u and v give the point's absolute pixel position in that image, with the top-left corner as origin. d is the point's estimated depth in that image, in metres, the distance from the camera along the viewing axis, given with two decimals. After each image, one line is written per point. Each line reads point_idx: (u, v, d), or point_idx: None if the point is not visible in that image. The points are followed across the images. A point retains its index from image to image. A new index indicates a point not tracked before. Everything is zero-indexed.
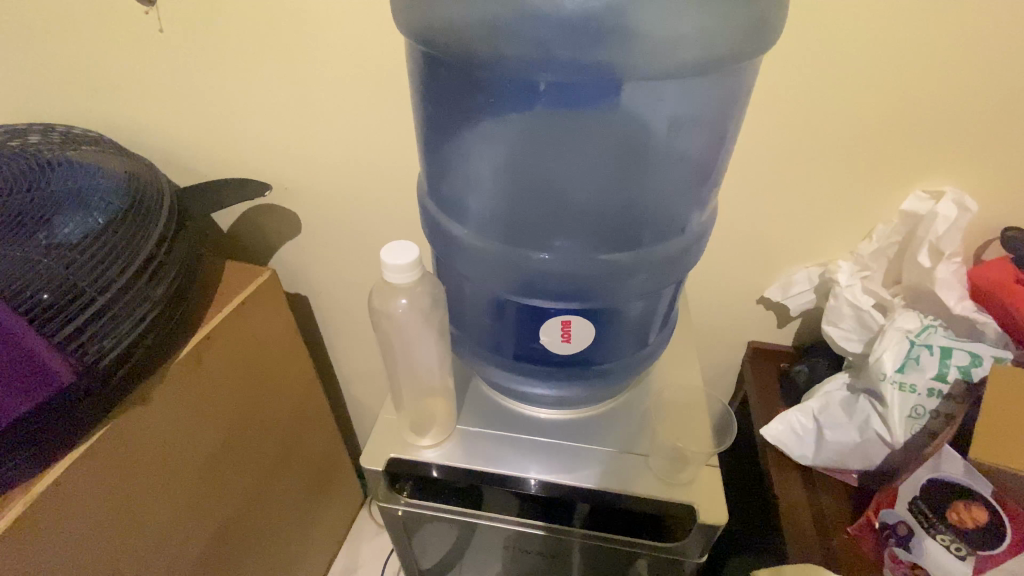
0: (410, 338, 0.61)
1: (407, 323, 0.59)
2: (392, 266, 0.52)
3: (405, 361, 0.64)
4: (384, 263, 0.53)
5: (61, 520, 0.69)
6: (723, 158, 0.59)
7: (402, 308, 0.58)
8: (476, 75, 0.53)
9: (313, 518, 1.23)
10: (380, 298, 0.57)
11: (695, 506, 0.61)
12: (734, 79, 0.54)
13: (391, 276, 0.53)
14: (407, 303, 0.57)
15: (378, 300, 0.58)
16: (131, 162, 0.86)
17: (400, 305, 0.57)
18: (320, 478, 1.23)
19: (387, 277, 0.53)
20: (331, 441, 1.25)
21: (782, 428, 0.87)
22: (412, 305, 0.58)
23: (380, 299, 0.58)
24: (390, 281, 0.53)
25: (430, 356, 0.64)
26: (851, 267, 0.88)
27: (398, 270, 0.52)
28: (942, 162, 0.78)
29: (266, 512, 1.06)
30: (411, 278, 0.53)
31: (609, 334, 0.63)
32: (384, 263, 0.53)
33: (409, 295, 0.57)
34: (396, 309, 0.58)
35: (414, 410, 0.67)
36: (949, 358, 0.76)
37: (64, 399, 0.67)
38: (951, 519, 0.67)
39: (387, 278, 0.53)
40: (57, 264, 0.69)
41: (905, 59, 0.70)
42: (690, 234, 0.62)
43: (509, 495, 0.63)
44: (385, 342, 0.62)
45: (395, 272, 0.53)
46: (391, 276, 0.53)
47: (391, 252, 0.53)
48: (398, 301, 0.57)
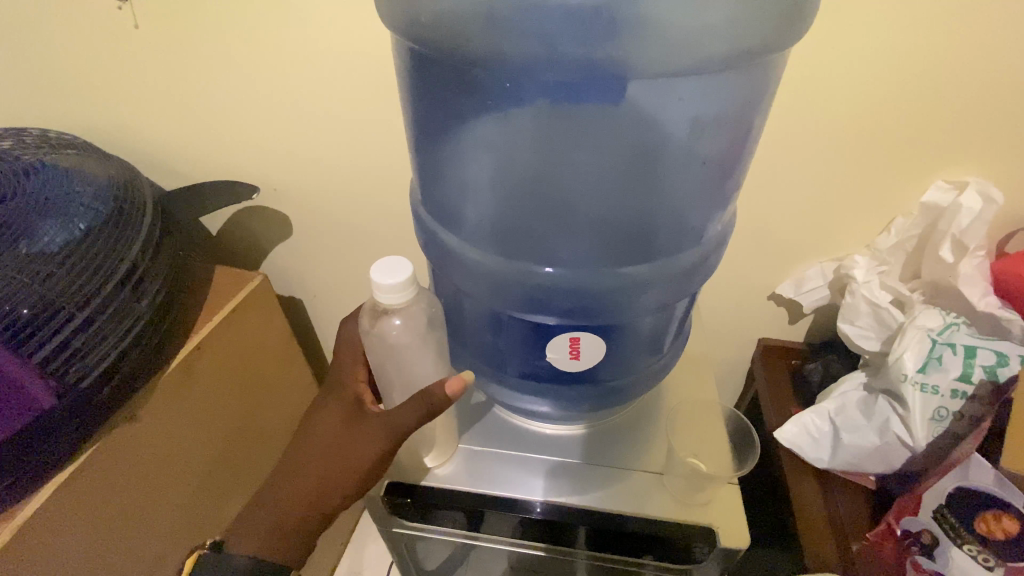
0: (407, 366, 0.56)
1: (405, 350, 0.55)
2: (385, 286, 0.49)
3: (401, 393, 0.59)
4: (374, 283, 0.49)
5: (55, 543, 0.65)
6: (746, 159, 0.54)
7: (397, 333, 0.53)
8: (471, 74, 0.49)
9: None
10: (371, 316, 0.54)
11: (715, 530, 0.57)
12: (762, 72, 0.49)
13: (383, 297, 0.49)
14: (401, 325, 0.53)
15: (370, 325, 0.54)
16: (111, 165, 0.81)
17: (393, 326, 0.53)
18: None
19: (379, 297, 0.50)
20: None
21: (797, 431, 0.83)
22: (407, 324, 0.53)
23: (414, 410, 0.51)
24: (382, 301, 0.50)
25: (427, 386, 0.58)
26: (867, 262, 0.84)
27: (391, 290, 0.49)
28: (966, 152, 0.74)
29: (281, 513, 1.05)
30: (405, 296, 0.49)
31: (619, 350, 0.60)
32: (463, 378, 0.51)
33: (406, 319, 0.53)
34: (393, 335, 0.53)
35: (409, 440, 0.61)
36: (973, 357, 0.72)
37: (49, 423, 0.64)
38: (979, 530, 0.65)
39: (378, 298, 0.50)
40: (32, 278, 0.65)
41: (925, 43, 0.66)
42: (708, 242, 0.57)
43: (513, 518, 0.59)
44: (380, 371, 0.57)
45: (388, 294, 0.49)
46: (382, 296, 0.49)
47: (382, 269, 0.50)
48: (391, 322, 0.53)
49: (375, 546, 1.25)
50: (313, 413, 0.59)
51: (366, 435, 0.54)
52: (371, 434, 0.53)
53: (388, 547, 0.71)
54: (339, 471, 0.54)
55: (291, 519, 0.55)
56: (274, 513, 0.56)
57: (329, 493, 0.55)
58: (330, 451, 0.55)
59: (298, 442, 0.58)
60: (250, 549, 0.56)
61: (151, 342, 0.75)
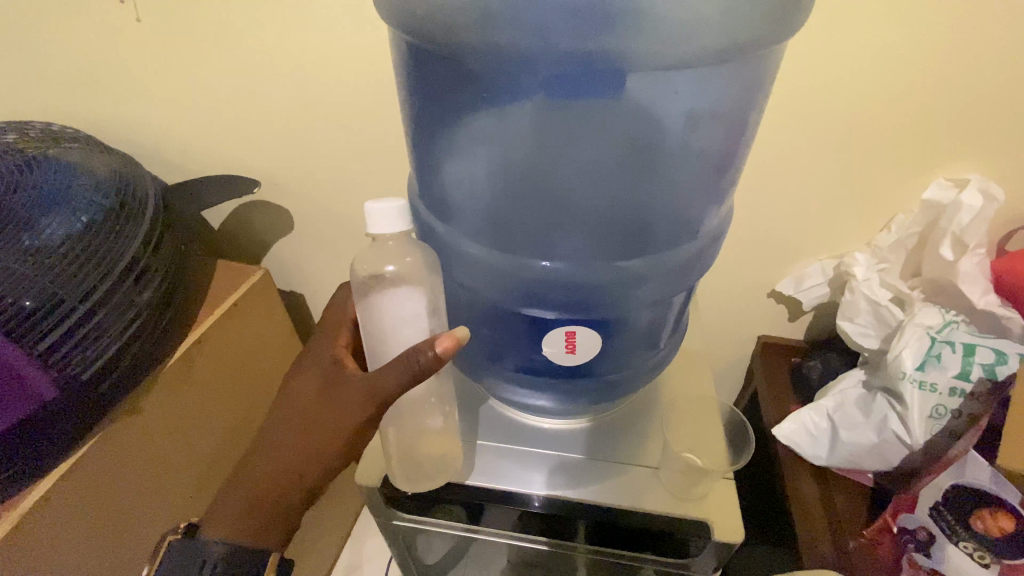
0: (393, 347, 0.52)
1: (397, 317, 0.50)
2: (381, 208, 0.48)
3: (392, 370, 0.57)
4: (371, 208, 0.48)
5: (58, 532, 0.66)
6: (742, 154, 0.54)
7: (389, 286, 0.51)
8: (468, 66, 0.49)
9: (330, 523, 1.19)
10: (367, 267, 0.52)
11: (708, 523, 0.58)
12: (757, 66, 0.49)
13: (380, 222, 0.48)
14: (393, 280, 0.51)
15: (363, 282, 0.52)
16: (112, 158, 0.81)
17: (387, 272, 0.51)
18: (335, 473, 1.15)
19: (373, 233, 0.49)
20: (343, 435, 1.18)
21: (794, 428, 0.83)
22: (399, 277, 0.51)
23: (392, 376, 0.48)
24: (378, 227, 0.48)
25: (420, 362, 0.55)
26: (868, 260, 0.84)
27: (388, 211, 0.48)
28: (967, 149, 0.74)
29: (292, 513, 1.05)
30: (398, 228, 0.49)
31: (616, 344, 0.60)
32: (453, 334, 0.47)
33: (401, 273, 0.51)
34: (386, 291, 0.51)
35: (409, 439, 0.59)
36: (973, 355, 0.71)
37: (51, 414, 0.64)
38: (975, 528, 0.65)
39: (374, 225, 0.48)
40: (35, 269, 0.66)
41: (925, 40, 0.66)
42: (706, 237, 0.58)
43: (510, 512, 0.60)
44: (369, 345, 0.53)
45: (382, 226, 0.48)
46: (374, 227, 0.48)
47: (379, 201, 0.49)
48: (386, 268, 0.52)
49: (375, 540, 1.26)
50: (292, 388, 0.59)
51: (335, 420, 0.53)
52: (346, 408, 0.52)
53: (387, 540, 0.72)
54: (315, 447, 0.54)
55: (267, 501, 0.57)
56: (251, 494, 0.57)
57: (301, 476, 0.55)
58: (301, 435, 0.55)
59: (278, 418, 0.58)
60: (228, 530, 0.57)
61: (152, 335, 0.76)
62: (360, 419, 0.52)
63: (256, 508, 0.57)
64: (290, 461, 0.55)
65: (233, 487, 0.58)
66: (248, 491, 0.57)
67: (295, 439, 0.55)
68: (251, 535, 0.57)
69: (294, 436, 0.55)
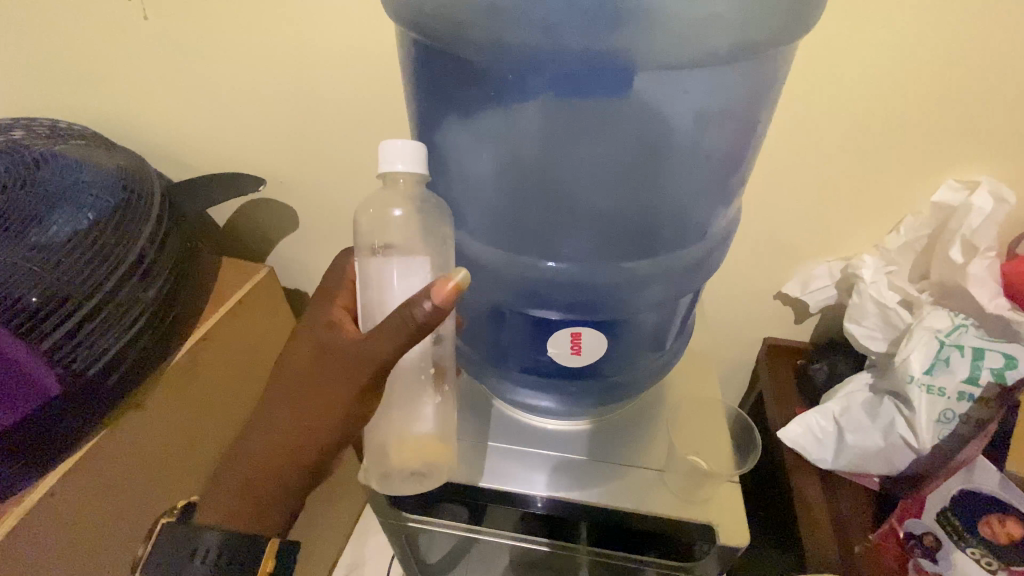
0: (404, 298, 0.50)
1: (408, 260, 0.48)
2: (394, 146, 0.46)
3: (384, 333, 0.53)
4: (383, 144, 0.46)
5: (62, 528, 0.66)
6: (750, 155, 0.54)
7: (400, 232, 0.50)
8: (476, 65, 0.48)
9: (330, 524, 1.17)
10: (369, 214, 0.50)
11: (714, 526, 0.57)
12: (767, 67, 0.49)
13: (390, 159, 0.46)
14: (400, 225, 0.50)
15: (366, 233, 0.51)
16: (119, 155, 0.81)
17: (394, 217, 0.50)
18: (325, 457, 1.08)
19: (382, 173, 0.47)
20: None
21: (799, 431, 0.83)
22: (405, 220, 0.50)
23: (391, 338, 0.46)
24: (388, 163, 0.46)
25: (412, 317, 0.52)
26: (876, 262, 0.83)
27: (400, 149, 0.46)
28: (979, 151, 0.73)
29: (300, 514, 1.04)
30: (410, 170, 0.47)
31: (621, 345, 0.60)
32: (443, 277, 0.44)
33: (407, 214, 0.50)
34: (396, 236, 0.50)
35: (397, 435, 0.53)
36: (982, 359, 0.71)
37: (56, 410, 0.64)
38: (982, 533, 0.67)
39: (384, 162, 0.46)
40: (43, 266, 0.66)
41: (937, 40, 0.65)
42: (713, 237, 0.58)
43: (513, 512, 0.60)
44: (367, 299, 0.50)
45: (392, 165, 0.46)
46: (385, 164, 0.46)
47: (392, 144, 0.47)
48: (392, 212, 0.50)
49: (377, 538, 1.26)
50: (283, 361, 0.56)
51: (325, 398, 0.52)
52: (336, 386, 0.51)
53: (389, 539, 0.71)
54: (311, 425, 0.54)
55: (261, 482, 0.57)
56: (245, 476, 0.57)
57: (295, 458, 0.55)
58: (291, 415, 0.54)
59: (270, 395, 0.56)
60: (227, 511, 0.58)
61: (159, 332, 0.76)
62: (349, 396, 0.50)
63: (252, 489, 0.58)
64: (281, 442, 0.55)
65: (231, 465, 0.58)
66: (243, 473, 0.57)
67: (288, 417, 0.54)
68: (249, 516, 0.58)
69: (287, 416, 0.54)
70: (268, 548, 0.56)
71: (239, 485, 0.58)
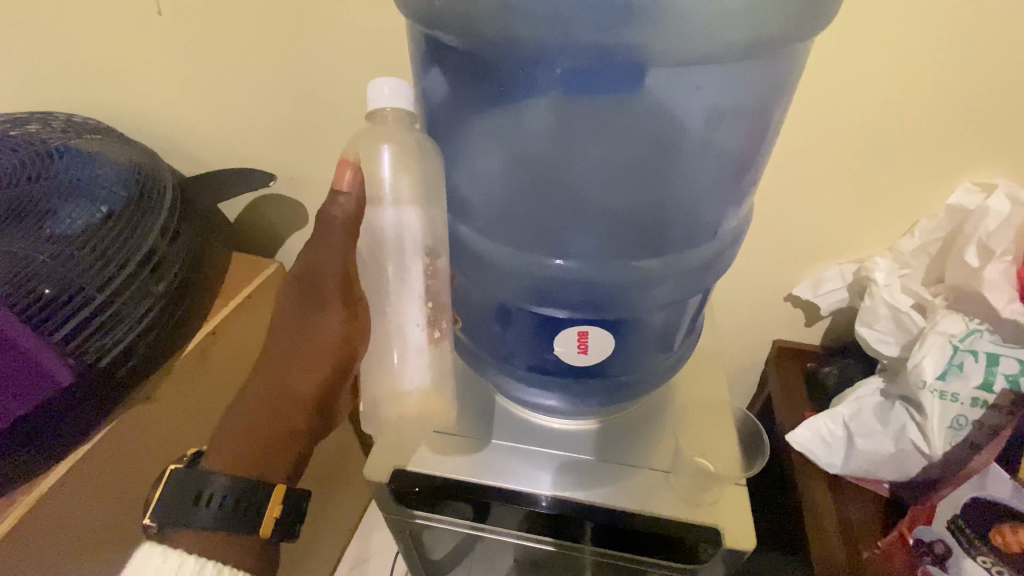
0: (405, 246, 0.51)
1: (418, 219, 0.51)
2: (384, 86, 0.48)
3: (374, 282, 0.53)
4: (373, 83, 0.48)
5: (70, 518, 0.67)
6: (763, 153, 0.53)
7: (406, 188, 0.51)
8: (487, 60, 0.48)
9: (333, 519, 1.16)
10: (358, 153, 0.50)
11: (719, 529, 0.57)
12: (780, 63, 0.48)
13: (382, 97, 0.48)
14: (392, 163, 0.50)
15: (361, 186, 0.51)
16: (131, 148, 0.81)
17: (383, 151, 0.50)
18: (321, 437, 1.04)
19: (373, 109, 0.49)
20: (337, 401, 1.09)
21: (808, 435, 0.82)
22: (397, 156, 0.50)
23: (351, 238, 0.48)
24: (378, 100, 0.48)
25: (401, 258, 0.51)
26: (888, 265, 0.82)
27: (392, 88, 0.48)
28: (996, 153, 0.72)
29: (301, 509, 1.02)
30: (396, 104, 0.49)
31: (630, 345, 0.59)
32: (338, 159, 0.50)
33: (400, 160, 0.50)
34: (395, 190, 0.50)
35: (393, 397, 0.53)
36: (996, 365, 0.69)
37: (66, 400, 0.65)
38: (993, 542, 0.63)
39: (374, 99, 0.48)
40: (55, 261, 0.67)
41: (956, 40, 0.64)
42: (723, 238, 0.57)
43: (518, 511, 0.60)
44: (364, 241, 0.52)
45: (381, 102, 0.49)
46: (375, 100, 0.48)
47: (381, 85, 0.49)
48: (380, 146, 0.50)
49: (382, 534, 1.27)
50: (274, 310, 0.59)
51: (315, 320, 0.55)
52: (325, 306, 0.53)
53: (396, 537, 0.72)
54: (303, 355, 0.56)
55: (263, 426, 0.58)
56: (248, 421, 0.58)
57: (295, 396, 0.57)
58: (285, 350, 0.57)
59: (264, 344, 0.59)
60: (227, 465, 0.57)
61: (168, 325, 0.76)
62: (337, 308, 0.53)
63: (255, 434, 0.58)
64: (282, 381, 0.57)
65: (229, 422, 0.59)
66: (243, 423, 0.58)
67: (286, 358, 0.57)
68: (252, 465, 0.58)
69: (282, 354, 0.57)
70: (276, 492, 0.57)
71: (242, 430, 0.58)
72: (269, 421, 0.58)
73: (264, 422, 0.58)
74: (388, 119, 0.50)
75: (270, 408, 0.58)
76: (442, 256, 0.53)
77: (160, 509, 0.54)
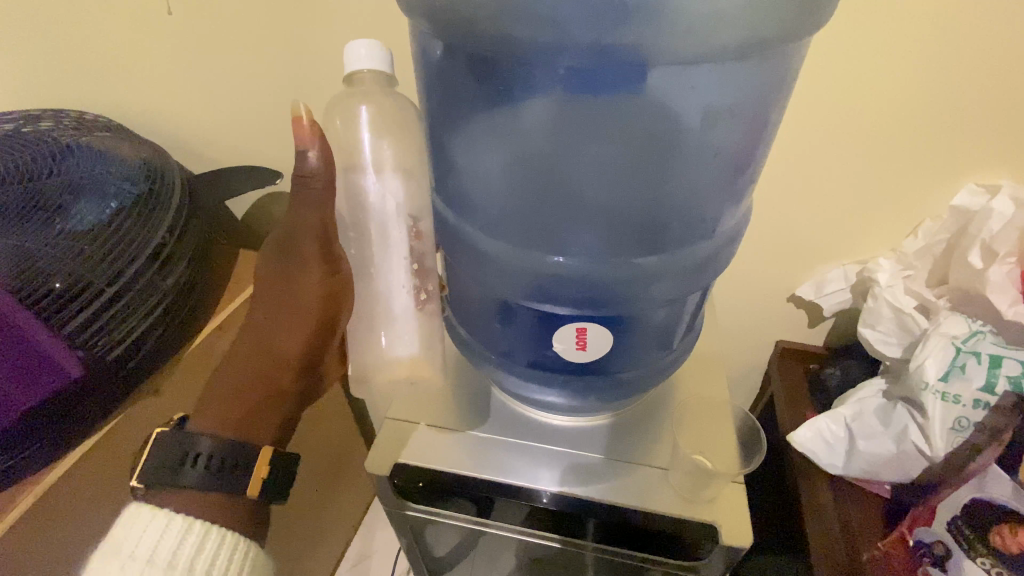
0: (387, 214, 0.54)
1: (401, 187, 0.54)
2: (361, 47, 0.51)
3: (358, 250, 0.56)
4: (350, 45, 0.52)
5: (77, 508, 0.68)
6: (761, 152, 0.54)
7: (388, 154, 0.54)
8: (488, 60, 0.49)
9: (336, 515, 1.17)
10: (338, 117, 0.54)
11: (717, 527, 0.57)
12: (778, 63, 0.49)
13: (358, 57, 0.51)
14: (370, 127, 0.54)
15: (345, 153, 0.54)
16: (141, 147, 0.81)
17: (361, 112, 0.53)
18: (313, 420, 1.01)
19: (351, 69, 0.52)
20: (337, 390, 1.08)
21: (810, 435, 0.82)
22: (375, 120, 0.54)
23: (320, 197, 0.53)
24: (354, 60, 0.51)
25: (383, 225, 0.54)
26: (892, 266, 0.82)
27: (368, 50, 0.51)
28: (1001, 155, 0.72)
29: (302, 506, 1.02)
30: (375, 66, 0.52)
31: (629, 342, 0.60)
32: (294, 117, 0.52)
33: (381, 129, 0.54)
34: (376, 157, 0.53)
35: (386, 361, 0.57)
36: (999, 367, 0.69)
37: (74, 393, 0.66)
38: (992, 542, 0.63)
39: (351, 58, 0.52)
40: (66, 252, 0.68)
41: (961, 41, 0.64)
42: (722, 236, 0.57)
43: (519, 506, 0.60)
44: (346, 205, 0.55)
45: (358, 64, 0.52)
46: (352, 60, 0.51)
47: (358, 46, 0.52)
48: (358, 108, 0.53)
49: (385, 530, 1.28)
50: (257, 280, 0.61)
51: (295, 277, 0.57)
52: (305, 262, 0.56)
53: (397, 532, 0.72)
54: (285, 312, 0.58)
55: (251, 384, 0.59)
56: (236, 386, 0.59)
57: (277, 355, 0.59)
58: (268, 311, 0.59)
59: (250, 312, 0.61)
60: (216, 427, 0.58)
61: (174, 322, 0.77)
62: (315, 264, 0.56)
63: (244, 395, 0.59)
64: (266, 345, 0.59)
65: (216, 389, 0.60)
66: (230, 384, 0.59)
67: (271, 320, 0.59)
68: (240, 430, 0.59)
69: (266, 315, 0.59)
70: (265, 451, 0.58)
71: (229, 395, 0.59)
72: (256, 381, 0.59)
73: (251, 383, 0.59)
74: (366, 81, 0.53)
75: (256, 370, 0.59)
76: (425, 219, 0.56)
77: (143, 472, 0.55)
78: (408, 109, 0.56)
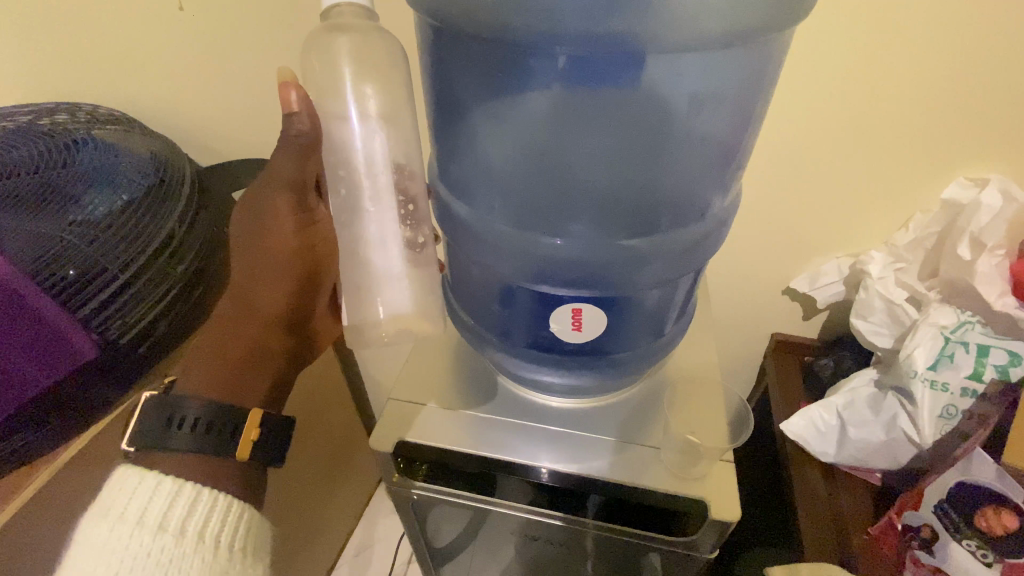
0: (375, 157, 0.54)
1: (384, 137, 0.54)
2: None
3: (348, 190, 0.55)
4: None
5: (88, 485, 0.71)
6: (750, 137, 0.56)
7: (371, 102, 0.53)
8: (487, 49, 0.51)
9: (337, 505, 1.19)
10: (318, 59, 0.52)
11: (705, 502, 0.59)
12: (764, 51, 0.51)
13: None
14: (354, 72, 0.52)
15: (329, 99, 0.53)
16: (151, 139, 0.83)
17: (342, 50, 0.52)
18: (314, 400, 1.03)
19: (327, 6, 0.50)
20: (332, 369, 1.10)
21: (803, 424, 0.83)
22: (359, 71, 0.53)
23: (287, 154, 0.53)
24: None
25: (371, 172, 0.54)
26: (884, 258, 0.84)
27: None
28: (989, 149, 0.73)
29: (303, 494, 1.04)
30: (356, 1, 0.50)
31: (623, 323, 0.62)
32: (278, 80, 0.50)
33: (365, 77, 0.53)
34: (361, 105, 0.53)
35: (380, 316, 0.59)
36: (986, 356, 0.71)
37: (88, 373, 0.68)
38: (979, 526, 0.64)
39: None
40: (81, 239, 0.70)
41: (945, 38, 0.66)
42: (711, 219, 0.59)
43: (521, 482, 0.63)
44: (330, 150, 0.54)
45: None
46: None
47: None
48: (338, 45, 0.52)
49: (386, 519, 1.30)
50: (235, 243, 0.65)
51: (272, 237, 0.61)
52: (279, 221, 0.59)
53: (402, 517, 0.74)
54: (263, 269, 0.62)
55: (235, 344, 0.63)
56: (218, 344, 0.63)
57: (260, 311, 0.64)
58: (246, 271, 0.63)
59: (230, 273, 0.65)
60: (200, 386, 0.61)
61: (183, 308, 0.80)
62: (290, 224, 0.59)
63: (227, 355, 0.63)
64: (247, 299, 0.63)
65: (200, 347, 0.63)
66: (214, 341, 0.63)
67: (249, 277, 0.63)
68: (227, 390, 0.62)
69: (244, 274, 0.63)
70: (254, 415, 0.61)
71: (211, 354, 0.62)
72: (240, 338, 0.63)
73: (234, 340, 0.63)
74: (345, 15, 0.51)
75: (239, 326, 0.63)
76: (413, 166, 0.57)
77: (134, 435, 0.57)
78: (394, 53, 0.54)
